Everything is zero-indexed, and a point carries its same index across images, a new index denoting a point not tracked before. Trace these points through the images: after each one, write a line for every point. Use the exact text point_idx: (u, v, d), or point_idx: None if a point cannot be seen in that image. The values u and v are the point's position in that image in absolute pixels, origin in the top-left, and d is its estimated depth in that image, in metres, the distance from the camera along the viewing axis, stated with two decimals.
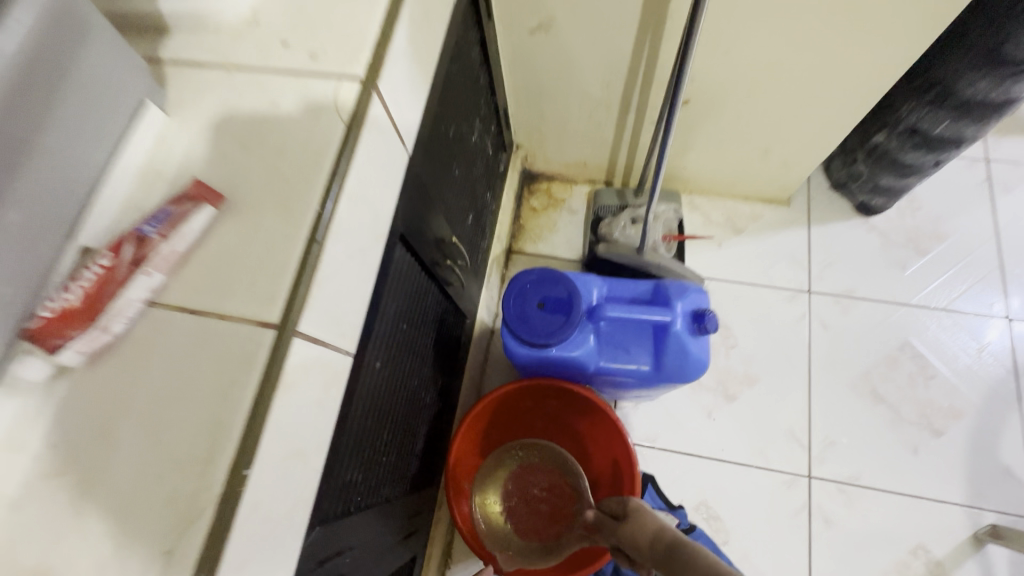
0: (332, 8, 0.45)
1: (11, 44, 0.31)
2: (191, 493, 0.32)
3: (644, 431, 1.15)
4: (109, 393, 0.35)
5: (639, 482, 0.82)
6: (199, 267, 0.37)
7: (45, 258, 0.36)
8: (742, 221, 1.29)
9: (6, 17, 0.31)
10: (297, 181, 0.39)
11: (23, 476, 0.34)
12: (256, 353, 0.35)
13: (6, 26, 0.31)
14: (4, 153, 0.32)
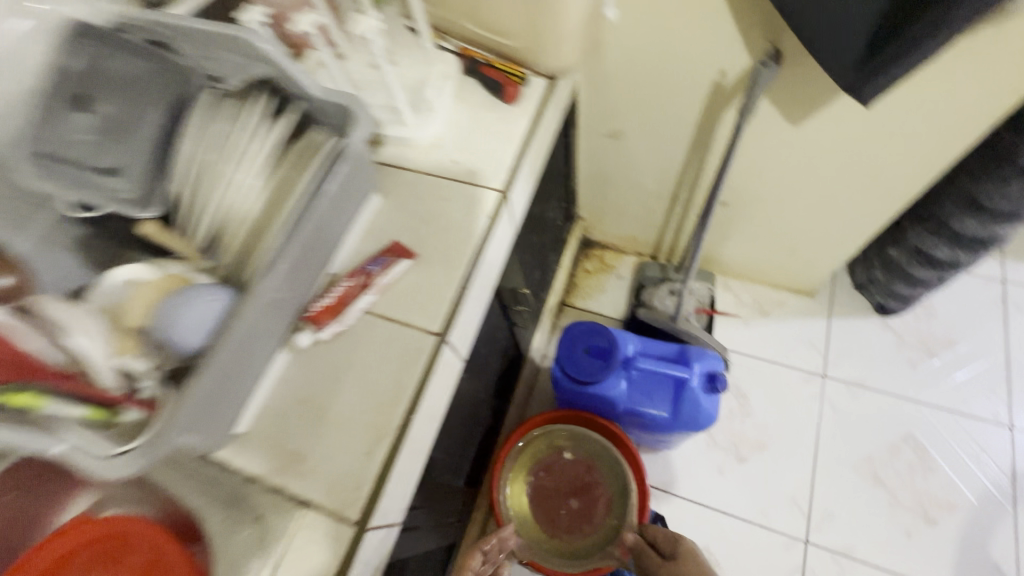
0: (485, 142, 0.72)
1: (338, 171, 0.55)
2: (381, 423, 0.56)
3: (660, 476, 1.31)
4: (337, 359, 0.60)
5: (648, 511, 0.99)
6: (395, 293, 0.62)
7: (312, 283, 0.60)
8: (769, 305, 1.47)
9: (337, 157, 0.55)
10: (456, 248, 0.65)
11: (285, 399, 0.58)
12: (424, 350, 0.59)
13: (338, 163, 0.54)
14: (315, 228, 0.56)
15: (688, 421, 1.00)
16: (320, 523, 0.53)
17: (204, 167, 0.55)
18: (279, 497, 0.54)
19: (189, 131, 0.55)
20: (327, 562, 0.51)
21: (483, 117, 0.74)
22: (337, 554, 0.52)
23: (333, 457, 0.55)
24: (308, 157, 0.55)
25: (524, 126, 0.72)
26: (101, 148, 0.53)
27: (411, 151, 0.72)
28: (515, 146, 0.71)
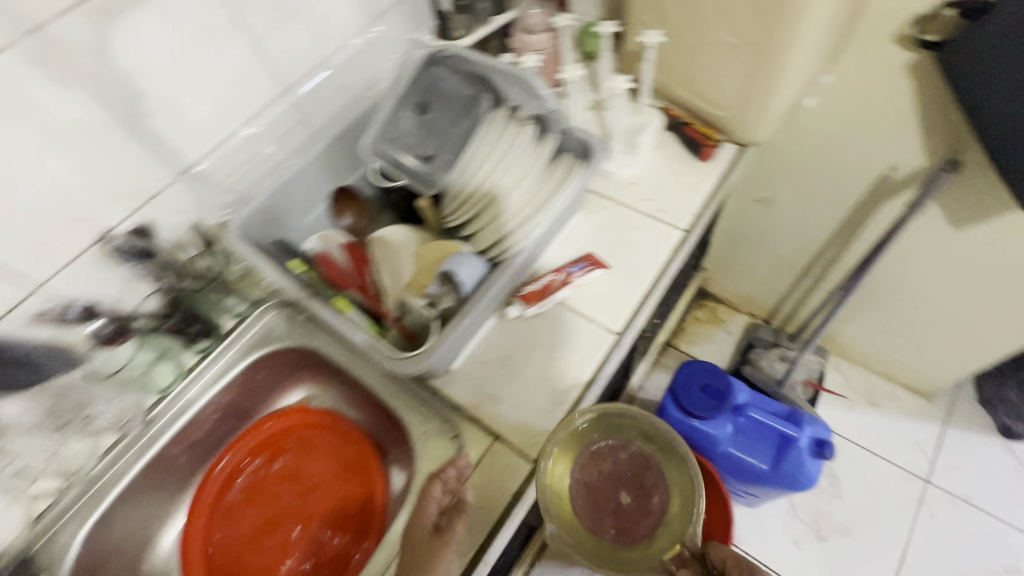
0: (678, 189, 0.85)
1: (586, 179, 0.70)
2: (563, 390, 0.70)
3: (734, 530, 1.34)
4: (533, 333, 0.75)
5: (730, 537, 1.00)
6: (586, 293, 0.77)
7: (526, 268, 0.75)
8: (879, 397, 1.47)
9: (591, 167, 0.71)
10: (641, 267, 0.78)
11: (487, 353, 0.74)
12: (605, 343, 0.73)
13: (592, 171, 0.70)
14: (554, 223, 0.71)
15: (787, 478, 1.06)
16: (505, 455, 0.68)
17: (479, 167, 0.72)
18: (477, 426, 0.70)
19: (480, 140, 0.71)
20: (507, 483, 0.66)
21: (678, 168, 0.87)
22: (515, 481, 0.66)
23: (521, 407, 0.70)
24: (563, 179, 0.70)
25: (712, 182, 0.85)
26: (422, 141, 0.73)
27: (613, 183, 0.87)
28: (702, 197, 0.84)
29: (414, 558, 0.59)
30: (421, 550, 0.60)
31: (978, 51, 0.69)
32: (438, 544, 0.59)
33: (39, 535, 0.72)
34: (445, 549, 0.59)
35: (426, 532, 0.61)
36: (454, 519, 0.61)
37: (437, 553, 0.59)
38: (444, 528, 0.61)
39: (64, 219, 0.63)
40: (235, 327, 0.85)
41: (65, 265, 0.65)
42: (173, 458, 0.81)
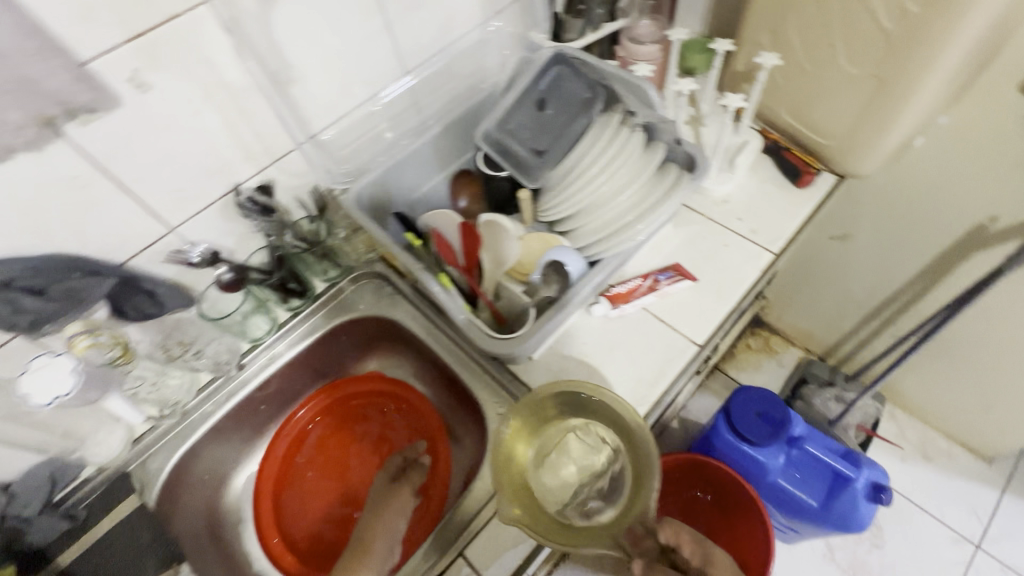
0: (771, 212, 0.85)
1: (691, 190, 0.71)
2: (641, 393, 0.71)
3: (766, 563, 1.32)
4: (615, 334, 0.76)
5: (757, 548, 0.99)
6: (671, 302, 0.78)
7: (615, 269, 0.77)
8: (934, 452, 1.42)
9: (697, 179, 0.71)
10: (728, 284, 0.78)
11: (568, 347, 0.76)
12: (686, 353, 0.74)
13: (698, 182, 0.70)
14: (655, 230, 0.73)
15: (838, 517, 1.05)
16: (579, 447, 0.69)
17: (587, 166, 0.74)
18: None
19: (593, 141, 0.74)
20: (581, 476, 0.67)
21: (773, 192, 0.88)
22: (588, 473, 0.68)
23: None
24: (669, 189, 0.71)
25: (807, 210, 0.85)
26: (540, 135, 0.75)
27: (705, 198, 0.88)
28: (796, 223, 0.84)
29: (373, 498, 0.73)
30: (380, 491, 0.74)
31: None
32: (396, 487, 0.74)
33: (135, 456, 0.77)
34: (400, 491, 0.73)
35: (386, 477, 0.76)
36: (412, 474, 0.76)
37: (389, 493, 0.73)
38: (399, 480, 0.75)
39: (205, 169, 0.69)
40: (325, 291, 0.89)
41: (197, 212, 0.71)
42: (256, 404, 0.86)
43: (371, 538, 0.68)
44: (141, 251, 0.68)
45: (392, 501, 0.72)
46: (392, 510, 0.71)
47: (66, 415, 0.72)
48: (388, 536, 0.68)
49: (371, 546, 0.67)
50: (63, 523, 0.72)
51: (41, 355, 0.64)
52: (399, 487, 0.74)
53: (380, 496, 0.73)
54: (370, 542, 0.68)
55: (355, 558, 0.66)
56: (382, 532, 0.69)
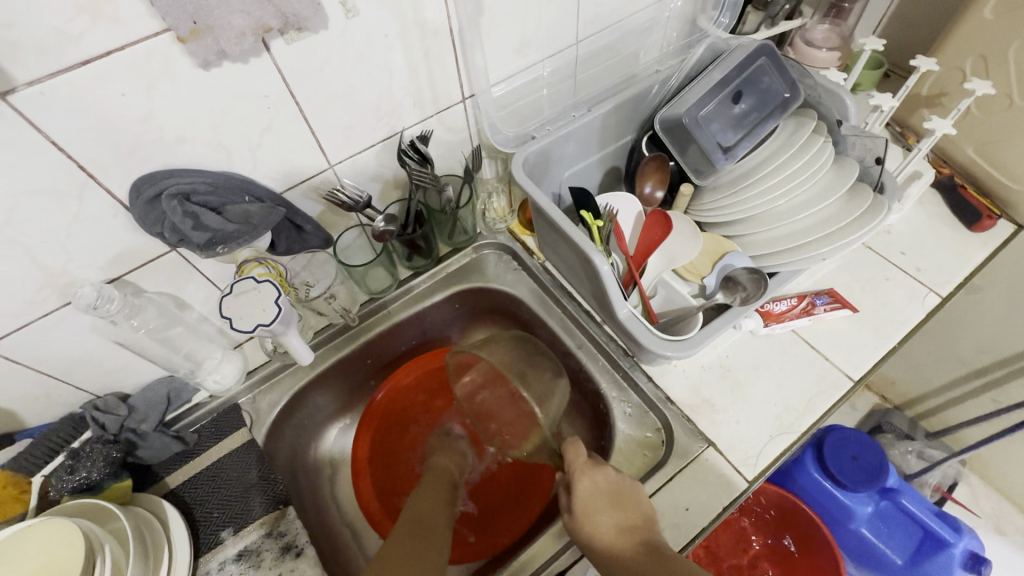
0: (938, 252, 0.79)
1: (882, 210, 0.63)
2: (789, 421, 0.66)
3: None
4: (760, 354, 0.71)
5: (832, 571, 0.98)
6: (825, 330, 0.73)
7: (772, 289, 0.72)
8: (1008, 527, 1.34)
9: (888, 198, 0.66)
10: (888, 321, 0.73)
11: (709, 359, 0.72)
12: (840, 386, 0.68)
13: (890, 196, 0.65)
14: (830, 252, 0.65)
15: None
16: (720, 465, 0.64)
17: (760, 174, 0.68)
18: (688, 427, 0.67)
19: (778, 146, 0.69)
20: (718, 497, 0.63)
21: (941, 231, 0.81)
22: (729, 494, 0.63)
23: (741, 424, 0.67)
24: (871, 207, 0.63)
25: (979, 255, 0.78)
26: (728, 131, 0.69)
27: None
28: (967, 268, 0.77)
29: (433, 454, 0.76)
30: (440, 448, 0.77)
31: None
32: (451, 450, 0.77)
33: (248, 389, 0.76)
34: (455, 453, 0.76)
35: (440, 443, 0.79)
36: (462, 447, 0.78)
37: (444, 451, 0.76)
38: (453, 446, 0.78)
39: (375, 109, 0.65)
40: (450, 256, 0.86)
41: (357, 152, 0.68)
42: (363, 357, 0.84)
43: (438, 476, 0.69)
44: (298, 184, 0.66)
45: (444, 453, 0.75)
46: (448, 460, 0.74)
47: (191, 338, 0.71)
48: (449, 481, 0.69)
49: (442, 477, 0.70)
50: (175, 445, 0.70)
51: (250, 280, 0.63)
52: (451, 448, 0.77)
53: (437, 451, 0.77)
54: (439, 474, 0.70)
55: (431, 485, 0.67)
56: (444, 475, 0.70)
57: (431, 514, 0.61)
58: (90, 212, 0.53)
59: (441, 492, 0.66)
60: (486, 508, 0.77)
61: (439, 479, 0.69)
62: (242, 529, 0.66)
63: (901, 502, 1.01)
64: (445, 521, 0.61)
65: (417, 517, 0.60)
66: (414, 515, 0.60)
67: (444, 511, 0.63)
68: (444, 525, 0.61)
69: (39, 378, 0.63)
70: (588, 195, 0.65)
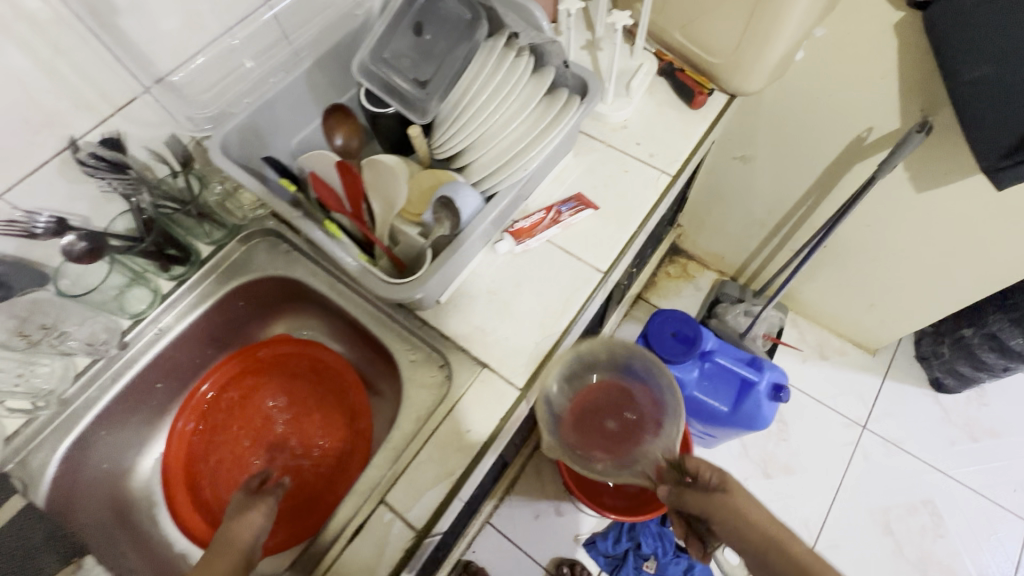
0: (668, 135, 0.86)
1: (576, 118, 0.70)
2: (551, 323, 0.72)
3: None
4: (520, 269, 0.75)
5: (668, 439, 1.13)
6: (576, 232, 0.78)
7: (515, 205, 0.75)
8: (829, 350, 1.57)
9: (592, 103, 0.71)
10: (628, 208, 0.80)
11: (477, 288, 0.75)
12: (592, 280, 0.75)
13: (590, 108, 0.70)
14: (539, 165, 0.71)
15: (747, 419, 1.14)
16: (493, 383, 0.69)
17: (461, 98, 0.70)
18: (464, 356, 0.71)
19: (474, 67, 0.70)
20: (494, 408, 0.68)
21: (669, 114, 0.88)
22: (504, 405, 0.68)
23: (509, 338, 0.71)
24: (553, 111, 0.70)
25: (700, 130, 0.86)
26: (421, 67, 0.71)
27: (605, 126, 0.87)
28: (691, 143, 0.85)
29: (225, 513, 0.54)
30: (238, 499, 0.55)
31: (957, 8, 0.71)
32: (259, 497, 0.56)
33: (12, 454, 0.69)
34: (267, 500, 0.55)
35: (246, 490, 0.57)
36: (278, 485, 0.59)
37: (250, 502, 0.55)
38: (262, 492, 0.57)
39: (25, 122, 0.58)
40: (213, 254, 0.81)
41: (29, 173, 0.61)
42: (150, 383, 0.79)
43: (229, 553, 0.50)
44: None
45: (248, 510, 0.54)
46: (255, 518, 0.53)
47: None
48: (244, 555, 0.51)
49: (230, 551, 0.50)
50: None
51: None
52: (264, 491, 0.57)
53: (241, 501, 0.55)
54: (229, 548, 0.50)
55: (218, 556, 0.50)
56: (241, 549, 0.51)
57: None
58: None
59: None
60: (311, 491, 0.79)
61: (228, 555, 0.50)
62: None
63: (717, 360, 1.14)
64: None
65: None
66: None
67: None
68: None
69: None
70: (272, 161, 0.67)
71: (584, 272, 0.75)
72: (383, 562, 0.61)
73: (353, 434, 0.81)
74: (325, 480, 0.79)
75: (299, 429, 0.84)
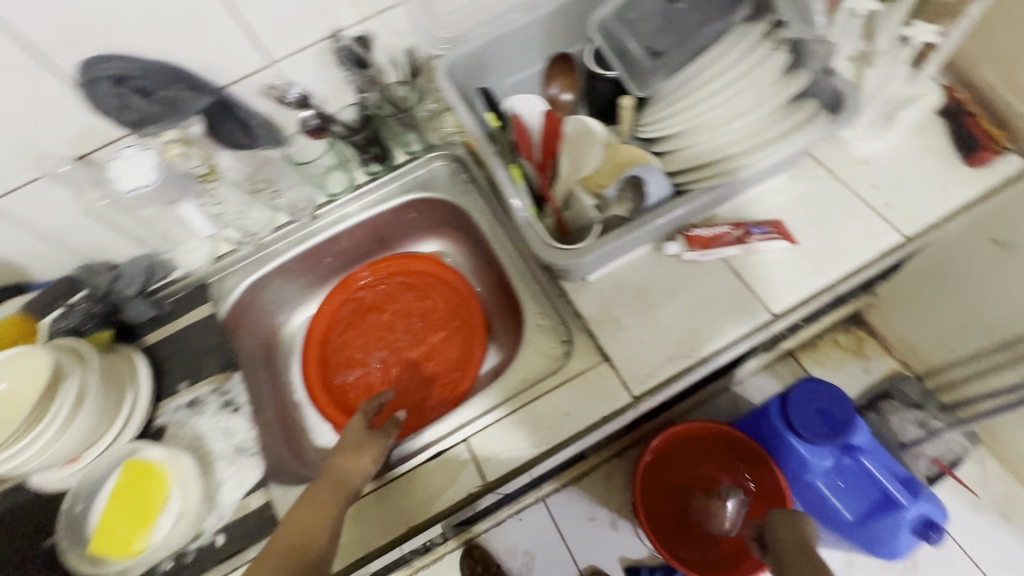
0: (919, 188, 0.70)
1: (817, 139, 0.60)
2: (693, 346, 0.66)
3: None
4: (681, 279, 0.69)
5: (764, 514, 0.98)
6: (759, 262, 0.69)
7: (704, 211, 0.68)
8: (1017, 514, 1.22)
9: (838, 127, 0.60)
10: (832, 256, 0.68)
11: (628, 280, 0.71)
12: (757, 318, 0.66)
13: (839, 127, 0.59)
14: (749, 179, 0.63)
15: (874, 538, 0.99)
16: (608, 380, 0.66)
17: (691, 82, 0.64)
18: (590, 342, 0.69)
19: (718, 51, 0.63)
20: (602, 404, 0.65)
21: (932, 164, 0.71)
22: (611, 405, 0.65)
23: (641, 343, 0.67)
24: (789, 129, 0.61)
25: (965, 194, 0.69)
26: (659, 36, 0.67)
27: (842, 155, 0.74)
28: (946, 206, 0.69)
29: (344, 443, 0.63)
30: (357, 435, 0.63)
31: None
32: (374, 439, 0.63)
33: (216, 272, 0.85)
34: (379, 443, 0.63)
35: (365, 423, 0.65)
36: (394, 424, 0.66)
37: (366, 443, 0.62)
38: (378, 430, 0.65)
39: (307, 6, 0.67)
40: (406, 163, 0.88)
41: (297, 50, 0.71)
42: (321, 256, 0.90)
43: (341, 489, 0.59)
44: (240, 79, 0.70)
45: (364, 451, 0.61)
46: (366, 461, 0.61)
47: (165, 220, 0.82)
48: (354, 489, 0.60)
49: (343, 486, 0.59)
50: (152, 310, 0.82)
51: (148, 150, 0.66)
52: (380, 433, 0.64)
53: (358, 437, 0.63)
54: (343, 483, 0.59)
55: (332, 488, 0.58)
56: (351, 487, 0.59)
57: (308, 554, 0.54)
58: (43, 89, 0.60)
59: (338, 509, 0.57)
60: (416, 401, 0.85)
61: (342, 488, 0.59)
62: (198, 383, 0.78)
63: (862, 461, 0.96)
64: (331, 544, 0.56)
65: (295, 553, 0.54)
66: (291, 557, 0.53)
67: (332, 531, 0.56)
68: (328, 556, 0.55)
69: (35, 240, 0.74)
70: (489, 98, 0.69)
71: (751, 307, 0.67)
72: (447, 493, 0.64)
73: (466, 365, 0.85)
74: (430, 398, 0.84)
75: (420, 343, 0.89)
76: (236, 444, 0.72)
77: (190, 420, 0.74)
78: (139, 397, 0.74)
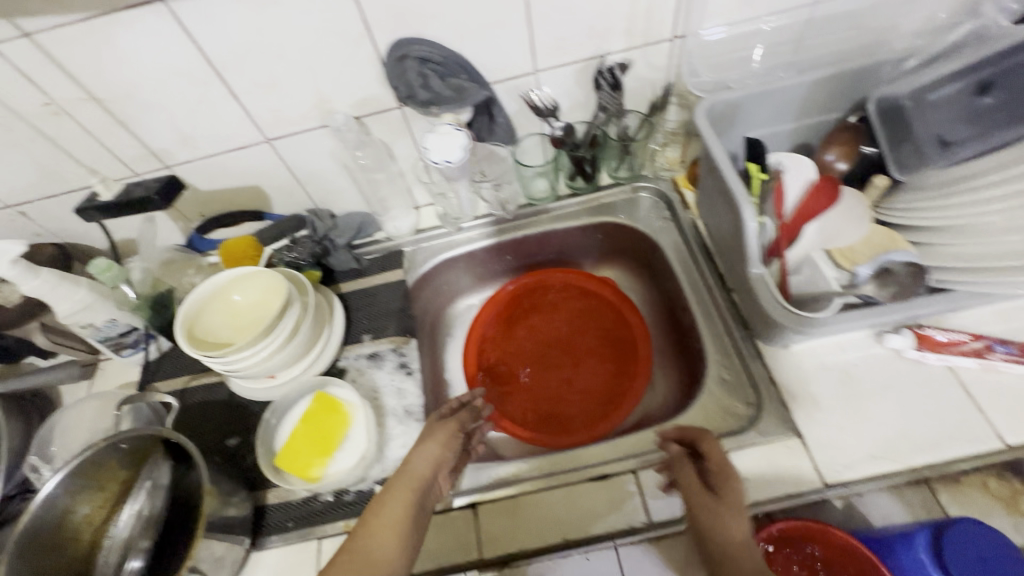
0: None
1: None
2: (902, 451, 0.60)
3: None
4: (897, 377, 0.65)
5: None
6: (997, 384, 0.62)
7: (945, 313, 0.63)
8: None
9: None
10: None
11: (836, 363, 0.67)
12: (986, 444, 0.59)
13: None
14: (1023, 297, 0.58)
15: None
16: (798, 457, 0.62)
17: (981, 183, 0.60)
18: (781, 412, 0.66)
19: None
20: (788, 483, 0.61)
21: None
22: (797, 485, 0.61)
23: (842, 432, 0.63)
24: None
25: None
26: (958, 125, 0.64)
27: None
28: None
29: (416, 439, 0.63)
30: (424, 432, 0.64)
31: None
32: (439, 431, 0.64)
33: (414, 243, 0.92)
34: (443, 433, 0.63)
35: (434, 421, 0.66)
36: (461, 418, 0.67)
37: (434, 433, 0.63)
38: (449, 422, 0.66)
39: (588, 28, 0.71)
40: (611, 187, 0.90)
41: (562, 65, 0.76)
42: (504, 253, 0.95)
43: (410, 476, 0.57)
44: (507, 80, 0.76)
45: (428, 443, 0.61)
46: (433, 448, 0.61)
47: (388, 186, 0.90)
48: (426, 478, 0.58)
49: (412, 475, 0.57)
50: (353, 263, 0.89)
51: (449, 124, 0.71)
52: (442, 426, 0.65)
53: (424, 433, 0.64)
54: (410, 472, 0.58)
55: (400, 478, 0.57)
56: (420, 474, 0.58)
57: (379, 554, 0.48)
58: (359, 57, 0.69)
59: (409, 500, 0.54)
60: (569, 412, 0.85)
61: (411, 479, 0.57)
62: (378, 338, 0.83)
63: None
64: (408, 539, 0.51)
65: (364, 546, 0.49)
66: (360, 554, 0.48)
67: (405, 520, 0.52)
68: (404, 552, 0.50)
69: (290, 178, 0.85)
70: (759, 147, 0.65)
71: (979, 430, 0.60)
72: (607, 518, 0.63)
73: (621, 391, 0.85)
74: (582, 414, 0.85)
75: (576, 358, 0.90)
76: (405, 405, 0.76)
77: (369, 370, 0.80)
78: (333, 337, 0.81)
